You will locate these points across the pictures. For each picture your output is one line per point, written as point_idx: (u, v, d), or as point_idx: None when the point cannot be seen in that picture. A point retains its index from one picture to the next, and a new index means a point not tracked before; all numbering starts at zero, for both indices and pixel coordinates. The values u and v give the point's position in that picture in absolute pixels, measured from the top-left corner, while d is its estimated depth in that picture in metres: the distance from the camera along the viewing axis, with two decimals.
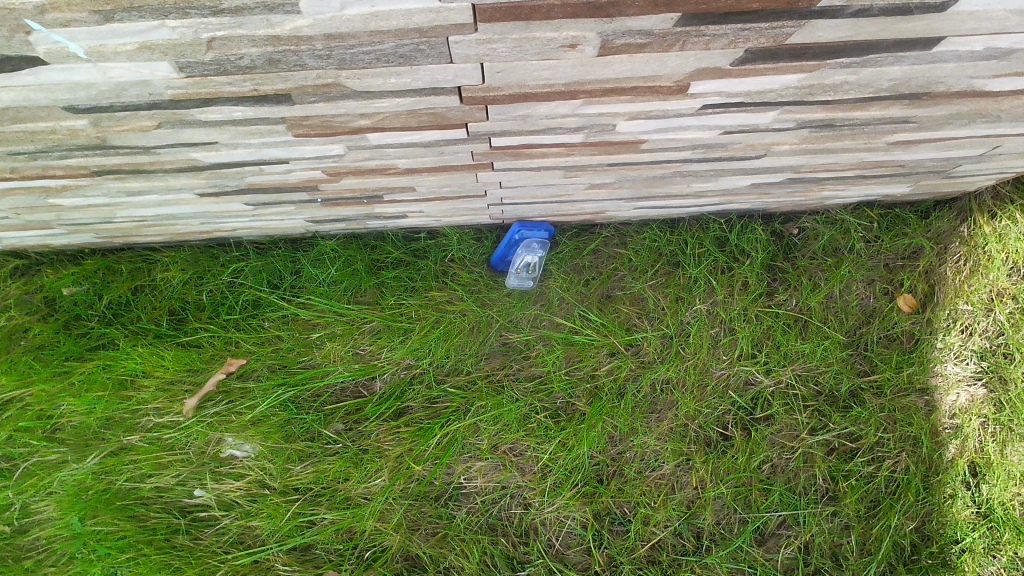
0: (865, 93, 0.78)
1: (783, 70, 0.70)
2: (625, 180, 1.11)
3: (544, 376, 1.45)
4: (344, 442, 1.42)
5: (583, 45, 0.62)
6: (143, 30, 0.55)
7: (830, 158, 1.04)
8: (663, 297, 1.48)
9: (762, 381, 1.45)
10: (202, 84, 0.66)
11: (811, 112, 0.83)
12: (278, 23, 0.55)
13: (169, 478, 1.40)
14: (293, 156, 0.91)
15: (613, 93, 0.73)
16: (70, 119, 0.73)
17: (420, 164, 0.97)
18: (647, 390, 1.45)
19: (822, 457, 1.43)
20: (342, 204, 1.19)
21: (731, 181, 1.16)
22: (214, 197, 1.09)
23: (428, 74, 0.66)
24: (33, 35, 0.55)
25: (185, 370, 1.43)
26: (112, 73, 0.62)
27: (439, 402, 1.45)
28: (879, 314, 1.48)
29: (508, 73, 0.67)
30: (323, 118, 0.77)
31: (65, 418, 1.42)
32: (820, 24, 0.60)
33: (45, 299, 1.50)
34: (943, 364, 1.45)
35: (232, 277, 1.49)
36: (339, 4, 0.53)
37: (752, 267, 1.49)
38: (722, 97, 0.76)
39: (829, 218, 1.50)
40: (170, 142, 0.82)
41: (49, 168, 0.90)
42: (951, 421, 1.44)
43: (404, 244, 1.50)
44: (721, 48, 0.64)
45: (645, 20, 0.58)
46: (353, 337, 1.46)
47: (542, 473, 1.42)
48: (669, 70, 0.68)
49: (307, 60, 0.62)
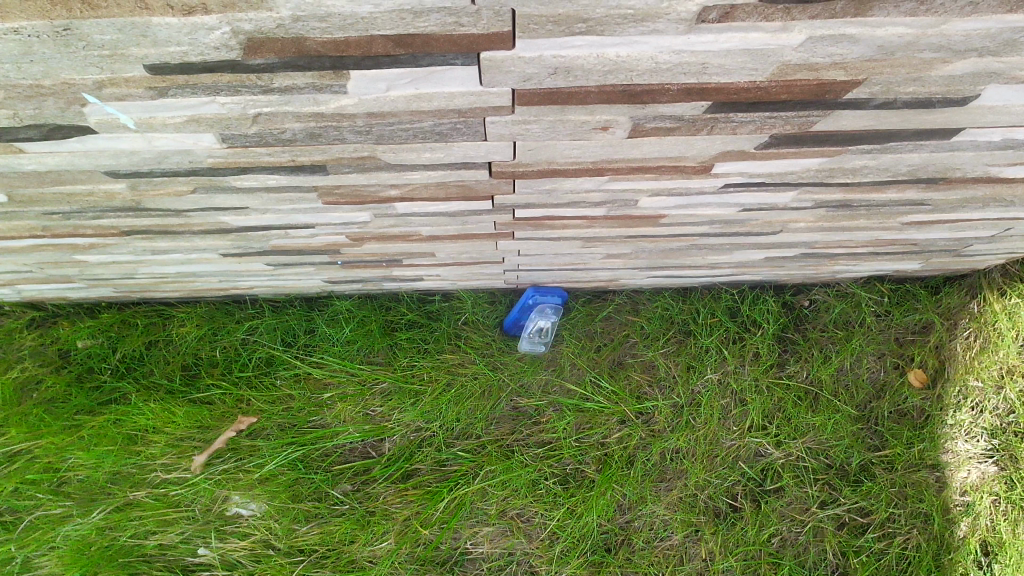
0: (883, 177, 0.80)
1: (805, 154, 0.72)
2: (641, 251, 1.13)
3: (555, 442, 1.45)
4: (351, 503, 1.41)
5: (615, 127, 0.64)
6: (194, 105, 0.57)
7: (845, 236, 1.06)
8: (674, 366, 1.49)
9: (773, 453, 1.45)
10: (241, 154, 0.68)
11: (829, 193, 0.85)
12: (324, 102, 0.57)
13: (173, 535, 1.39)
14: (319, 222, 0.93)
15: (638, 172, 0.75)
16: (109, 183, 0.75)
17: (443, 232, 0.99)
18: (657, 459, 1.44)
19: (833, 532, 1.42)
20: (361, 267, 1.21)
21: (746, 254, 1.17)
22: (236, 257, 1.11)
23: (462, 150, 0.68)
24: (88, 107, 0.57)
25: (196, 427, 1.43)
26: (156, 142, 0.64)
27: (447, 465, 1.44)
28: (889, 389, 1.49)
29: (538, 151, 0.69)
30: (354, 188, 0.79)
31: (72, 472, 1.41)
32: (845, 114, 0.62)
33: (60, 351, 1.51)
34: (954, 441, 1.45)
35: (246, 334, 1.49)
36: (386, 85, 0.55)
37: (763, 337, 1.49)
38: (744, 177, 0.78)
39: (840, 291, 1.50)
40: (202, 206, 0.84)
41: (80, 227, 0.92)
42: (962, 499, 1.42)
43: (419, 306, 1.50)
44: (747, 134, 0.66)
45: (677, 107, 0.60)
46: (364, 398, 1.46)
47: (550, 540, 1.41)
48: (696, 151, 0.70)
49: (347, 135, 0.64)
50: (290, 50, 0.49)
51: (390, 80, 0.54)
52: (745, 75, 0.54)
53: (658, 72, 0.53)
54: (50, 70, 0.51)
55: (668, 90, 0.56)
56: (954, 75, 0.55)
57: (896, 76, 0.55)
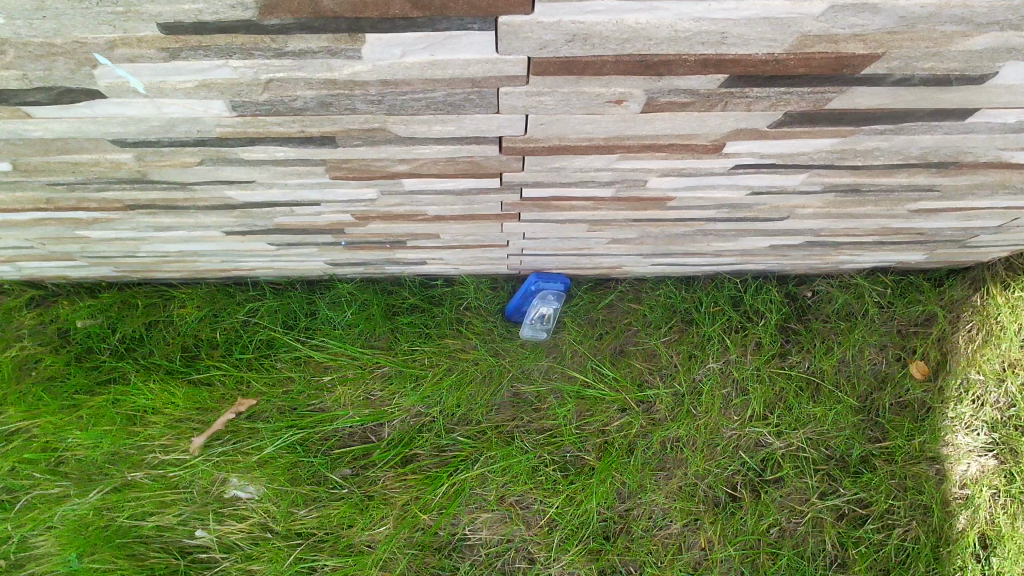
0: (895, 160, 0.79)
1: (818, 134, 0.71)
2: (647, 236, 1.13)
3: (555, 429, 1.44)
4: (350, 487, 1.41)
5: (628, 101, 0.63)
6: (206, 69, 0.56)
7: (851, 223, 1.05)
8: (676, 355, 1.48)
9: (774, 443, 1.45)
10: (250, 124, 0.67)
11: (839, 177, 0.85)
12: (337, 68, 0.57)
13: (171, 517, 1.39)
14: (326, 199, 0.92)
15: (649, 150, 0.75)
16: (115, 152, 0.74)
17: (448, 212, 0.98)
18: (657, 448, 1.44)
19: (831, 523, 1.42)
20: (364, 249, 1.20)
21: (752, 242, 1.17)
22: (240, 236, 1.10)
23: (473, 123, 0.68)
24: (99, 69, 0.56)
25: (196, 408, 1.43)
26: (165, 109, 0.63)
27: (447, 451, 1.44)
28: (891, 380, 1.48)
29: (550, 125, 0.68)
30: (363, 162, 0.78)
31: (70, 451, 1.40)
32: (861, 91, 0.62)
33: (59, 330, 1.50)
34: (954, 434, 1.45)
35: (247, 316, 1.48)
36: (400, 51, 0.54)
37: (766, 327, 1.49)
38: (755, 158, 0.78)
39: (844, 282, 1.50)
40: (208, 179, 0.83)
41: (84, 201, 0.91)
42: (962, 492, 1.42)
43: (421, 291, 1.49)
44: (762, 110, 0.65)
45: (692, 80, 0.59)
46: (365, 382, 1.46)
47: (549, 527, 1.41)
48: (709, 129, 0.69)
49: (358, 104, 0.63)
50: (307, 11, 0.49)
51: (405, 44, 0.54)
52: (763, 46, 0.54)
53: (676, 41, 0.53)
54: (62, 28, 0.50)
55: (685, 61, 0.56)
56: (973, 51, 0.55)
57: (915, 50, 0.55)
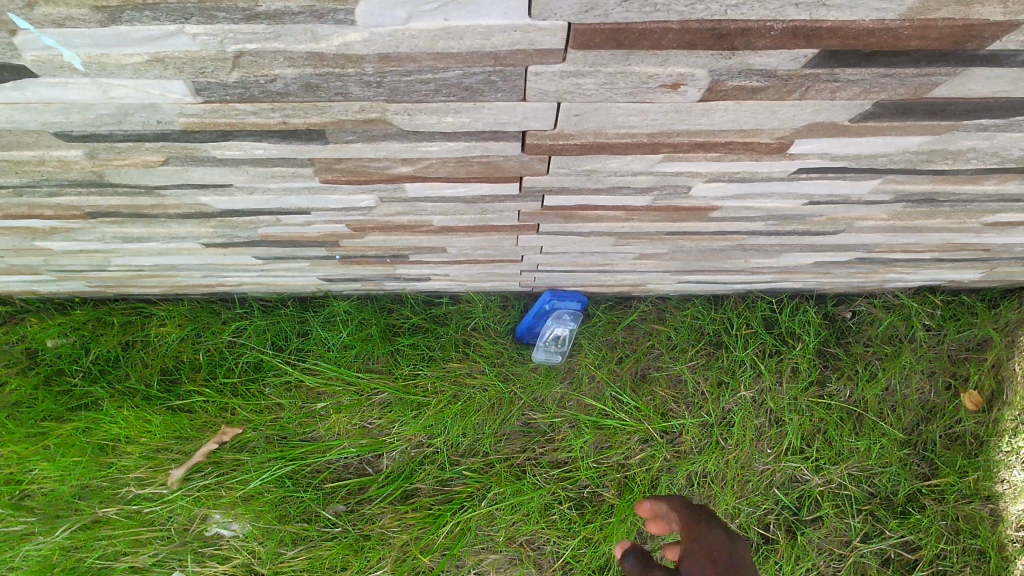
0: (987, 163, 0.67)
1: (908, 131, 0.59)
2: (679, 251, 1.00)
3: (571, 463, 1.32)
4: (343, 526, 1.28)
5: (687, 85, 0.51)
6: (157, 37, 0.44)
7: (913, 237, 0.93)
8: (703, 381, 1.36)
9: (812, 480, 1.33)
10: (220, 112, 0.55)
11: (916, 183, 0.73)
12: (325, 37, 0.45)
13: (146, 557, 1.26)
14: (316, 206, 0.80)
15: (701, 149, 0.63)
16: (61, 148, 0.62)
17: (457, 222, 0.86)
18: (682, 483, 1.31)
19: (877, 569, 1.31)
20: (361, 263, 1.08)
21: (795, 258, 1.05)
22: (220, 248, 0.97)
23: (493, 113, 0.56)
24: (20, 36, 0.44)
25: (175, 437, 1.30)
26: (113, 92, 0.51)
27: (451, 485, 1.31)
28: (940, 411, 1.36)
29: (586, 117, 0.56)
30: (358, 162, 0.66)
31: (35, 484, 1.28)
32: (978, 73, 0.49)
33: (26, 351, 1.37)
34: (1010, 470, 1.32)
35: (232, 337, 1.35)
36: (406, 13, 0.42)
37: (804, 352, 1.36)
38: (824, 159, 0.65)
39: (887, 302, 1.37)
40: (177, 182, 0.71)
41: (35, 207, 0.78)
42: (1019, 534, 1.31)
43: (423, 309, 1.36)
44: (848, 99, 0.53)
45: (772, 57, 0.47)
46: (361, 409, 1.33)
47: (563, 570, 1.29)
48: (778, 122, 0.57)
49: (352, 88, 0.51)
50: None
51: (412, 5, 0.41)
52: (873, 10, 0.42)
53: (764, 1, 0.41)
54: None
55: (770, 30, 0.44)
56: None
57: None
